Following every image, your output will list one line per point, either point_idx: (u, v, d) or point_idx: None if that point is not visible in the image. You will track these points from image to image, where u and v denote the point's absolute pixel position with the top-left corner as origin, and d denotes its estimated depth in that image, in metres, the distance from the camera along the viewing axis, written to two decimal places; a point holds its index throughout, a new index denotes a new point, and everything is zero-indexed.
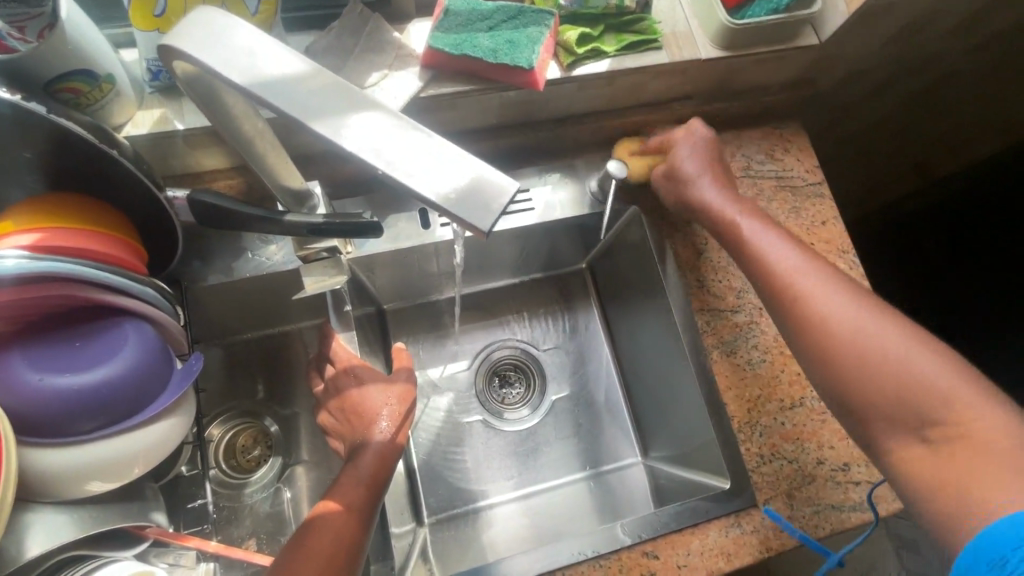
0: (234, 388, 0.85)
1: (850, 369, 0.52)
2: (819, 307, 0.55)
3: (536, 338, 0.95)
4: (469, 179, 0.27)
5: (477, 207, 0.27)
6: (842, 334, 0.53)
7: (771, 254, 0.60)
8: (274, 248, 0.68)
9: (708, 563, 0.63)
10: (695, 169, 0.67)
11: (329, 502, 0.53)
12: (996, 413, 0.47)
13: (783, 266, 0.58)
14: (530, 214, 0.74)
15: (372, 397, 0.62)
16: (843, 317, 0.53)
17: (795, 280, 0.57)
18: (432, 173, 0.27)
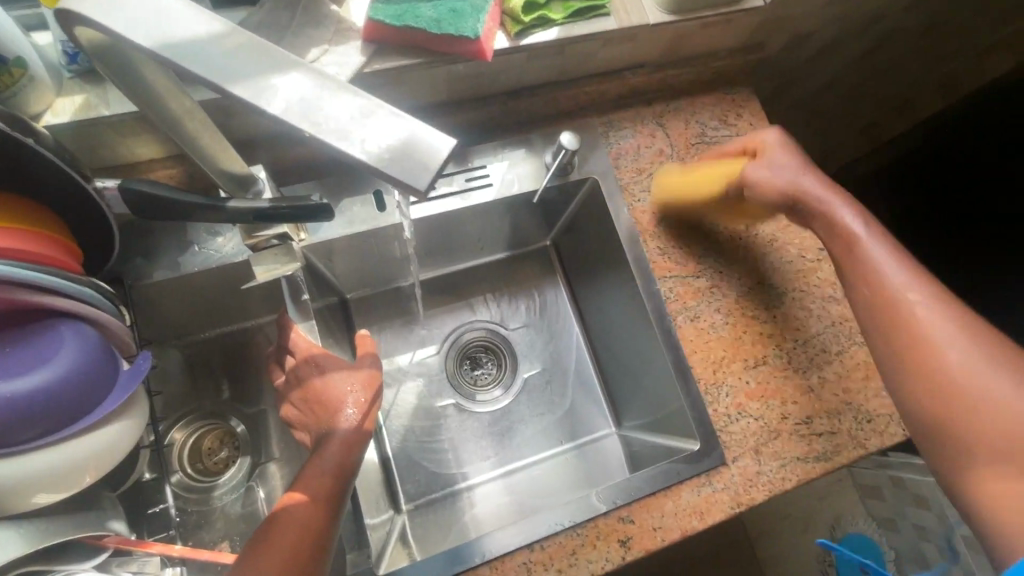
0: (195, 390, 0.82)
1: (949, 399, 0.53)
2: (931, 329, 0.55)
3: (505, 318, 0.95)
4: (402, 139, 0.25)
5: (413, 168, 0.25)
6: (950, 365, 0.54)
7: (884, 265, 0.59)
8: (223, 239, 0.65)
9: (681, 523, 0.65)
10: (788, 169, 0.67)
11: (296, 495, 0.51)
12: None
13: (897, 281, 0.58)
14: (489, 191, 0.73)
15: (335, 385, 0.60)
16: (959, 353, 0.54)
17: (906, 295, 0.57)
18: (362, 132, 0.25)
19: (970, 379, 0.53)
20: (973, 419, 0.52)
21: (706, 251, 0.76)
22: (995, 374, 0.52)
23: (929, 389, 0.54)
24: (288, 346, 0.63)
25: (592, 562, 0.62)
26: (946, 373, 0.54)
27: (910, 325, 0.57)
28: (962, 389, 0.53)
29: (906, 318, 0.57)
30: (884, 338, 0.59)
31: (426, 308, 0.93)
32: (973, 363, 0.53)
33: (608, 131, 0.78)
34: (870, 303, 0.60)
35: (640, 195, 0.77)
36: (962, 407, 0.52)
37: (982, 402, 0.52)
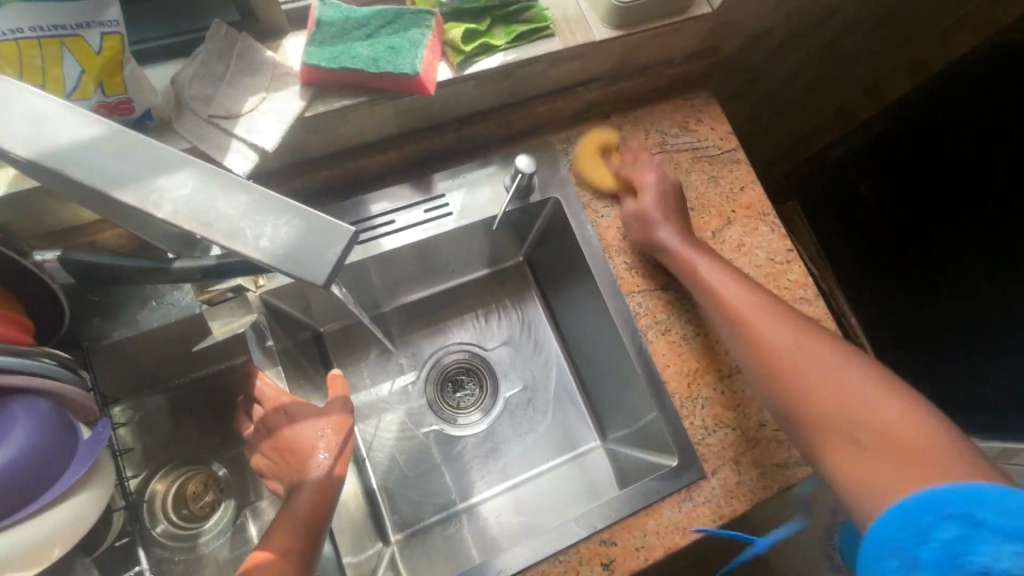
0: (173, 438, 0.82)
1: (760, 351, 0.62)
2: (772, 336, 0.61)
3: (482, 338, 0.94)
4: (292, 229, 0.29)
5: (313, 260, 0.29)
6: (735, 302, 0.65)
7: (728, 291, 0.66)
8: (178, 292, 0.62)
9: (664, 540, 0.65)
10: (649, 187, 0.73)
11: (271, 549, 0.51)
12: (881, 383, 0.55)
13: (673, 244, 0.70)
14: (448, 218, 0.72)
15: (306, 433, 0.60)
16: (732, 290, 0.66)
17: (688, 259, 0.69)
18: (253, 228, 0.29)
19: (807, 371, 0.58)
20: (791, 376, 0.59)
21: None
22: (776, 324, 0.62)
23: (749, 333, 0.63)
24: (255, 394, 0.62)
25: None
26: (737, 315, 0.64)
27: (757, 338, 0.62)
28: (778, 361, 0.60)
29: (749, 325, 0.63)
30: (771, 386, 0.60)
31: (401, 335, 0.93)
32: (812, 354, 0.59)
33: (567, 148, 0.77)
34: (729, 316, 0.65)
35: (603, 210, 0.76)
36: (759, 342, 0.62)
37: (787, 357, 0.60)
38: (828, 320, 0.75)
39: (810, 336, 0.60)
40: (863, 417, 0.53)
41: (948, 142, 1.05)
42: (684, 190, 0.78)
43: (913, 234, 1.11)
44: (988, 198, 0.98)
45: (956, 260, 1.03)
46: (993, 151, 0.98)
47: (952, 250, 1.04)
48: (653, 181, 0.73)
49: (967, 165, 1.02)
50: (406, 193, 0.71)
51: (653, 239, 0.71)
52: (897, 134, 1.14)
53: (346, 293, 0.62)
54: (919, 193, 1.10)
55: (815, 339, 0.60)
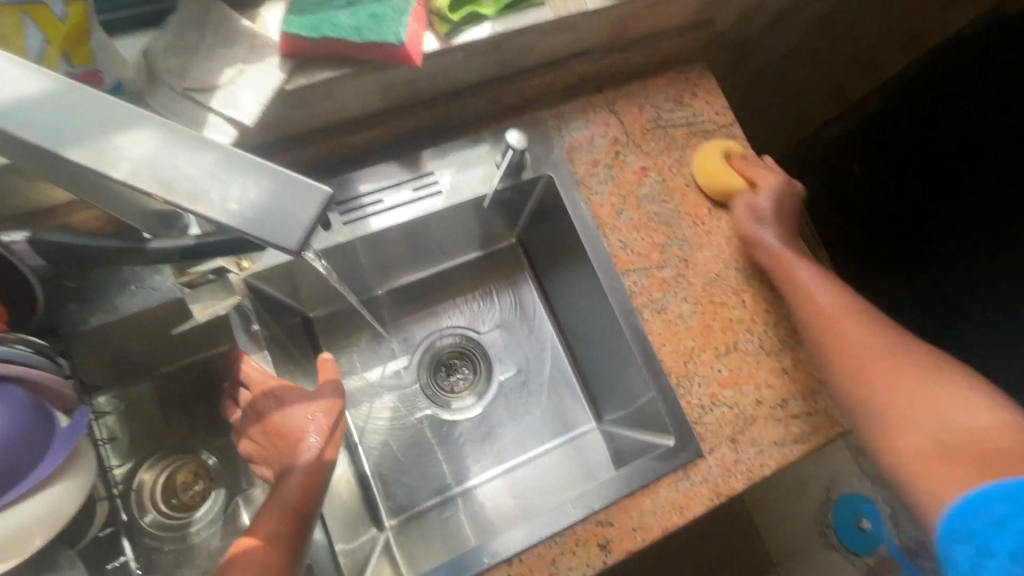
0: (160, 428, 0.80)
1: (849, 360, 0.63)
2: (856, 343, 0.63)
3: (475, 321, 0.93)
4: (256, 191, 0.30)
5: (274, 220, 0.30)
6: (817, 304, 0.67)
7: (819, 297, 0.67)
8: (158, 276, 0.60)
9: (661, 520, 0.64)
10: (762, 186, 0.74)
11: (258, 536, 0.50)
12: (978, 397, 0.58)
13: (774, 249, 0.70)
14: (438, 197, 0.70)
15: (296, 418, 0.58)
16: (824, 293, 0.67)
17: (787, 264, 0.69)
18: (215, 189, 0.30)
19: (910, 380, 0.60)
20: (874, 388, 0.61)
21: (668, 240, 0.74)
22: (877, 335, 0.64)
23: (840, 345, 0.64)
24: (241, 380, 0.60)
25: (573, 569, 0.61)
26: (822, 320, 0.66)
27: (845, 348, 0.64)
28: (866, 374, 0.62)
29: (837, 338, 0.64)
30: (853, 395, 0.62)
31: (392, 319, 0.91)
32: (916, 363, 0.61)
33: (560, 124, 0.75)
34: (814, 322, 0.66)
35: (597, 187, 0.74)
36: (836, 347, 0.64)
37: (869, 367, 0.62)
38: None
39: (905, 353, 0.62)
40: (964, 432, 0.56)
41: (943, 116, 1.02)
42: (680, 167, 0.77)
43: (909, 213, 1.07)
44: (988, 173, 0.98)
45: (955, 238, 1.01)
46: (990, 125, 0.97)
47: (952, 228, 1.01)
48: (772, 182, 0.74)
49: (964, 140, 1.00)
50: (394, 171, 0.69)
51: (752, 239, 0.72)
52: (885, 109, 1.11)
53: (331, 275, 0.60)
54: (911, 170, 1.06)
55: (912, 358, 0.62)
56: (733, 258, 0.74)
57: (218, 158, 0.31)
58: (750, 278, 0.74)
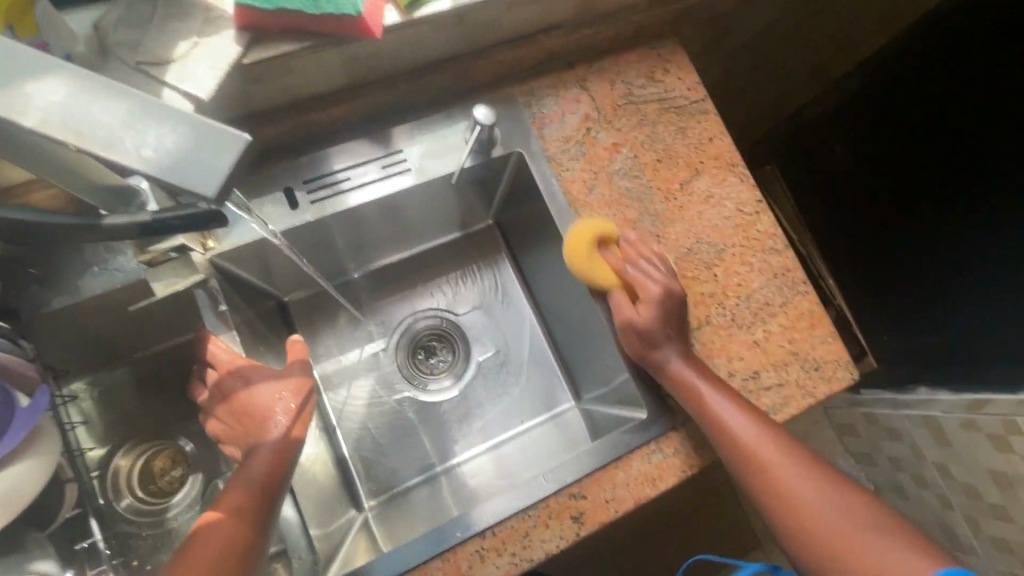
0: (136, 414, 0.80)
1: (800, 537, 0.58)
2: (790, 484, 0.59)
3: (453, 303, 0.93)
4: (171, 137, 0.33)
5: (188, 165, 0.33)
6: (739, 436, 0.61)
7: (736, 425, 0.61)
8: (122, 257, 0.59)
9: (634, 492, 0.64)
10: (653, 286, 0.67)
11: (223, 511, 0.50)
12: (893, 541, 0.55)
13: (679, 371, 0.64)
14: (406, 176, 0.69)
15: (263, 395, 0.58)
16: (788, 479, 0.59)
17: (696, 384, 0.63)
18: (130, 134, 0.33)
19: (835, 526, 0.57)
20: (821, 546, 0.56)
21: (640, 216, 0.74)
22: (797, 481, 0.59)
23: (782, 530, 0.59)
24: (208, 360, 0.60)
25: (546, 541, 0.61)
26: (800, 529, 0.58)
27: (781, 491, 0.59)
28: (810, 523, 0.57)
29: (772, 477, 0.60)
30: (808, 556, 0.57)
31: (370, 302, 0.91)
32: (801, 483, 0.59)
33: (530, 101, 0.75)
34: (763, 495, 0.60)
35: (568, 164, 0.74)
36: (799, 525, 0.58)
37: (811, 515, 0.58)
38: (797, 270, 0.74)
39: (793, 467, 0.60)
40: (831, 533, 0.56)
41: (938, 92, 0.98)
42: (651, 143, 0.77)
43: (902, 193, 1.08)
44: (974, 148, 0.93)
45: (941, 214, 1.00)
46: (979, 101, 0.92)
47: (939, 202, 1.00)
48: (658, 293, 0.67)
49: (955, 114, 0.96)
50: (363, 149, 0.68)
51: (658, 363, 0.66)
52: (879, 88, 1.11)
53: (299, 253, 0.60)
54: (906, 147, 1.06)
55: (800, 471, 0.60)
56: (639, 366, 0.69)
57: (135, 106, 0.34)
58: (661, 397, 0.68)
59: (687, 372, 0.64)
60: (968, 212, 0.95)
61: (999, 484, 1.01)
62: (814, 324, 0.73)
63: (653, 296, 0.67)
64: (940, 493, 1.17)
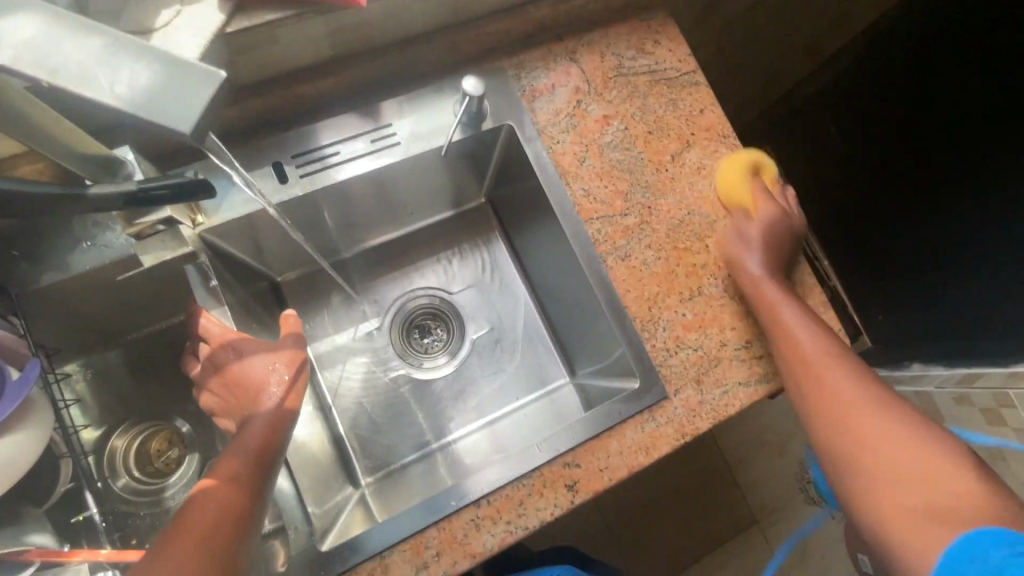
0: (131, 395, 0.80)
1: (846, 448, 0.58)
2: (835, 390, 0.61)
3: (447, 282, 0.93)
4: (147, 71, 0.33)
5: (164, 100, 0.33)
6: (797, 339, 0.65)
7: (800, 333, 0.65)
8: (110, 232, 0.59)
9: (628, 460, 0.65)
10: (764, 211, 0.72)
11: (216, 479, 0.51)
12: (958, 471, 0.54)
13: (757, 277, 0.68)
14: (396, 149, 0.69)
15: (255, 368, 0.59)
16: (840, 382, 0.61)
17: (766, 291, 0.67)
18: (104, 70, 0.33)
19: (885, 439, 0.57)
20: (863, 453, 0.57)
21: (632, 187, 0.74)
22: (853, 391, 0.60)
23: (832, 435, 0.60)
24: (202, 334, 0.60)
25: (540, 510, 0.62)
26: (836, 422, 0.60)
27: (824, 391, 0.61)
28: (854, 433, 0.58)
29: (822, 380, 0.62)
30: (844, 462, 0.58)
31: (363, 281, 0.91)
32: (880, 423, 0.58)
33: (519, 73, 0.74)
34: (806, 399, 0.62)
35: (559, 136, 0.74)
36: (847, 436, 0.59)
37: (855, 419, 0.59)
38: (789, 240, 0.74)
39: (874, 406, 0.59)
40: (865, 432, 0.58)
41: (937, 91, 0.99)
42: (642, 114, 0.76)
43: (905, 181, 1.08)
44: (970, 152, 0.95)
45: (933, 211, 1.02)
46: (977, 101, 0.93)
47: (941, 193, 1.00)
48: (770, 215, 0.72)
49: (954, 115, 0.96)
50: (352, 121, 0.68)
51: (736, 265, 0.70)
52: (881, 74, 1.11)
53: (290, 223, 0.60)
54: (903, 143, 1.07)
55: (879, 410, 0.59)
56: (714, 272, 0.72)
57: (108, 42, 0.33)
58: (736, 304, 0.72)
59: (767, 283, 0.68)
60: (959, 212, 0.97)
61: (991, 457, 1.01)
62: (806, 294, 0.73)
63: (753, 220, 0.72)
64: None
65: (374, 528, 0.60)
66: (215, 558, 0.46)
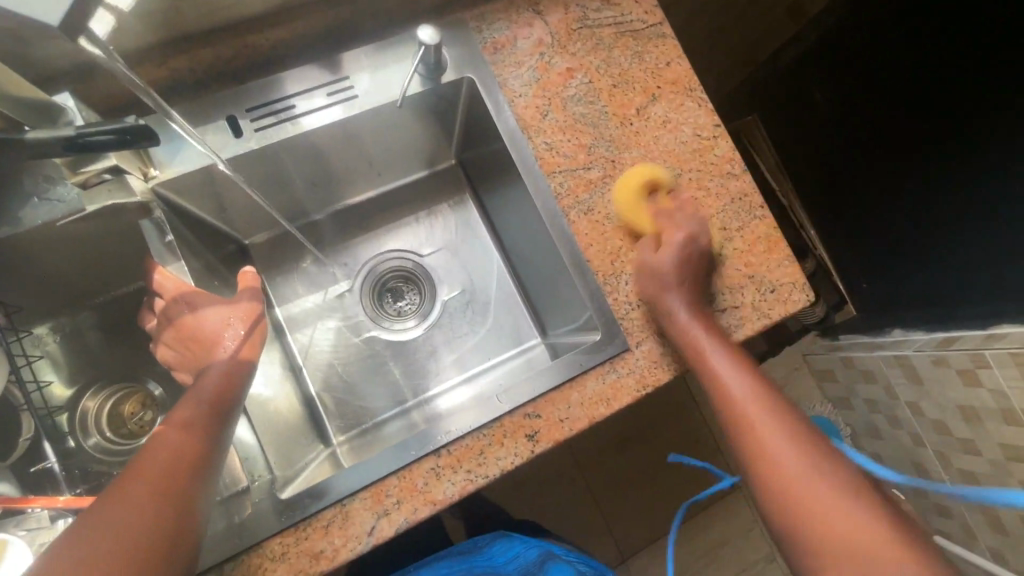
0: (102, 358, 0.80)
1: (787, 516, 0.54)
2: (772, 450, 0.56)
3: (418, 245, 0.92)
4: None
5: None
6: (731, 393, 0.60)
7: (730, 383, 0.61)
8: (63, 188, 0.58)
9: (588, 411, 0.65)
10: (681, 228, 0.68)
11: (169, 425, 0.51)
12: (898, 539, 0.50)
13: (683, 321, 0.64)
14: (352, 103, 0.69)
15: (211, 320, 0.60)
16: (780, 445, 0.56)
17: (693, 338, 0.63)
18: None
19: (826, 517, 0.52)
20: (803, 521, 0.53)
21: (596, 141, 0.73)
22: (788, 451, 0.56)
23: (775, 506, 0.55)
24: (157, 289, 0.60)
25: (501, 459, 0.63)
26: (779, 491, 0.55)
27: (763, 456, 0.56)
28: (796, 502, 0.53)
29: (760, 445, 0.57)
30: (798, 541, 0.53)
31: (334, 244, 0.90)
32: (814, 481, 0.54)
33: (481, 25, 0.73)
34: (751, 456, 0.57)
35: (521, 90, 0.73)
36: (786, 503, 0.54)
37: (790, 484, 0.54)
38: (755, 193, 0.74)
39: (808, 458, 0.55)
40: (808, 499, 0.53)
41: (937, 91, 0.92)
42: (607, 67, 0.75)
43: (898, 174, 1.04)
44: (974, 162, 0.90)
45: (934, 214, 0.99)
46: (977, 103, 0.86)
47: (943, 194, 0.96)
48: (681, 239, 0.67)
49: (955, 117, 0.91)
50: (309, 75, 0.68)
51: (659, 304, 0.66)
52: (867, 59, 1.04)
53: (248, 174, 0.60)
54: (902, 141, 1.01)
55: (812, 464, 0.55)
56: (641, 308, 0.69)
57: None
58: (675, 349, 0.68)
59: (693, 325, 0.64)
60: (960, 214, 0.94)
61: (966, 417, 1.01)
62: (770, 249, 0.72)
63: (672, 245, 0.67)
64: (912, 431, 1.17)
65: (334, 478, 0.61)
66: (168, 498, 0.46)
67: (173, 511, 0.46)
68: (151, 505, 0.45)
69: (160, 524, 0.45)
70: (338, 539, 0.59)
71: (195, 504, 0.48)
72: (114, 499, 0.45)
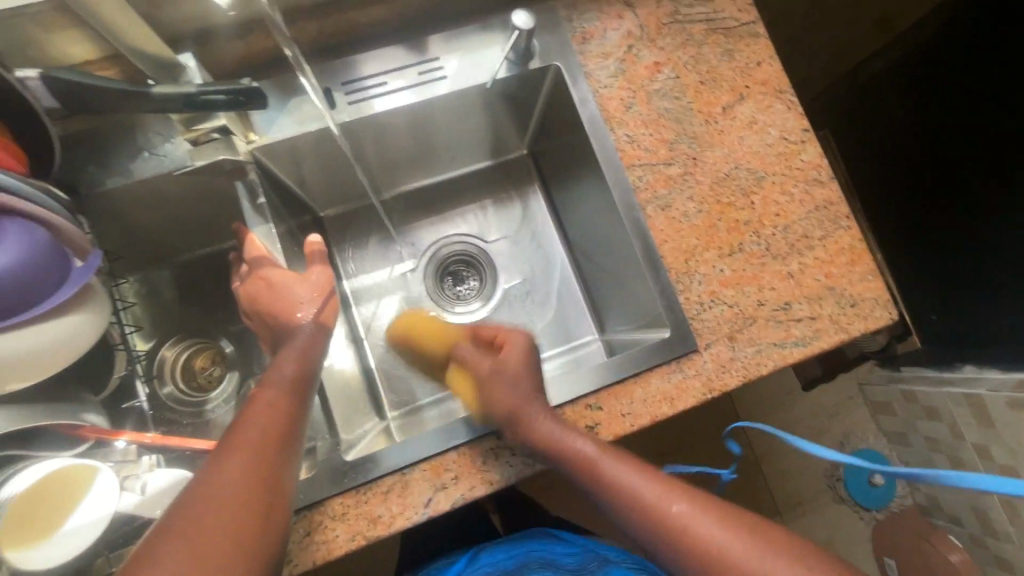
0: (183, 312, 0.84)
1: None
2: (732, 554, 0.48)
3: (483, 231, 0.93)
4: None
5: None
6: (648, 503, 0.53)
7: (647, 491, 0.53)
8: (171, 143, 0.63)
9: (651, 409, 0.64)
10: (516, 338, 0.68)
11: (263, 395, 0.51)
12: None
13: (564, 442, 0.57)
14: (440, 84, 0.71)
15: (291, 284, 0.62)
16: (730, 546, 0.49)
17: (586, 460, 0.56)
18: None
19: None
20: None
21: (678, 136, 0.72)
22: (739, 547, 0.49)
23: None
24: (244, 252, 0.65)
25: None
26: None
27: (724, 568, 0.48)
28: None
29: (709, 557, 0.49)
30: None
31: (401, 223, 0.92)
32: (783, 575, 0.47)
33: (572, 15, 0.74)
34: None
35: (606, 80, 0.72)
36: None
37: None
38: (842, 202, 0.71)
39: (738, 521, 0.51)
40: None
41: (948, 102, 1.00)
42: (696, 63, 0.74)
43: (931, 188, 1.07)
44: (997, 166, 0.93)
45: (970, 229, 1.01)
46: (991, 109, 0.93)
47: (970, 203, 0.99)
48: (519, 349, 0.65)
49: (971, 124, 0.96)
50: (400, 54, 0.70)
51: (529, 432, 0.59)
52: (890, 88, 1.11)
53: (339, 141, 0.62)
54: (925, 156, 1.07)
55: (744, 528, 0.50)
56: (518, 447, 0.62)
57: None
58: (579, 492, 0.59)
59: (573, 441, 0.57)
60: (992, 229, 0.96)
61: None
62: (854, 261, 0.69)
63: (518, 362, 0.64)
64: (977, 476, 1.08)
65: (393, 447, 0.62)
66: (265, 465, 0.46)
67: (265, 484, 0.45)
68: (247, 477, 0.44)
69: (257, 495, 0.43)
70: (396, 507, 0.60)
71: (286, 480, 0.47)
72: (215, 474, 0.43)
